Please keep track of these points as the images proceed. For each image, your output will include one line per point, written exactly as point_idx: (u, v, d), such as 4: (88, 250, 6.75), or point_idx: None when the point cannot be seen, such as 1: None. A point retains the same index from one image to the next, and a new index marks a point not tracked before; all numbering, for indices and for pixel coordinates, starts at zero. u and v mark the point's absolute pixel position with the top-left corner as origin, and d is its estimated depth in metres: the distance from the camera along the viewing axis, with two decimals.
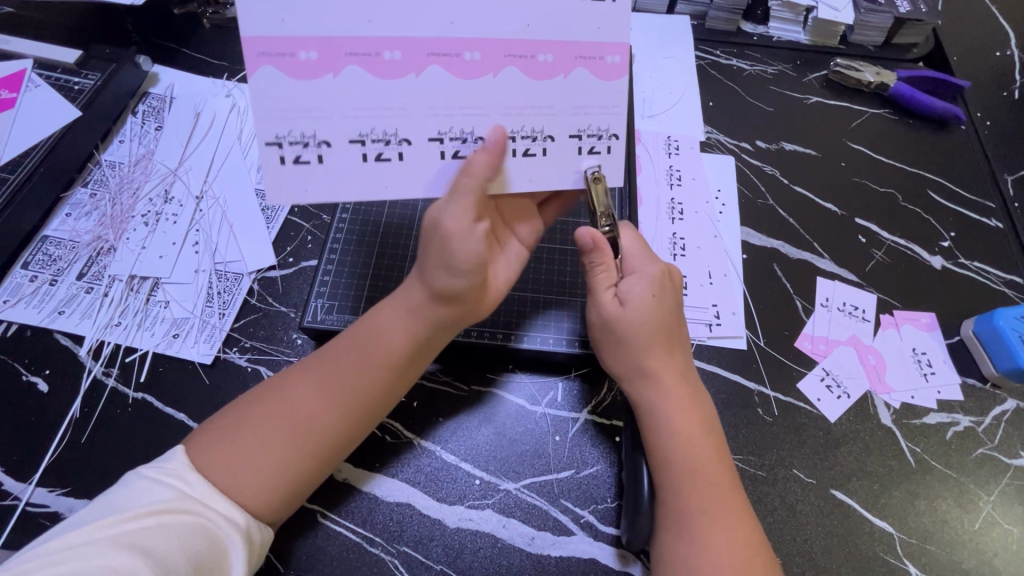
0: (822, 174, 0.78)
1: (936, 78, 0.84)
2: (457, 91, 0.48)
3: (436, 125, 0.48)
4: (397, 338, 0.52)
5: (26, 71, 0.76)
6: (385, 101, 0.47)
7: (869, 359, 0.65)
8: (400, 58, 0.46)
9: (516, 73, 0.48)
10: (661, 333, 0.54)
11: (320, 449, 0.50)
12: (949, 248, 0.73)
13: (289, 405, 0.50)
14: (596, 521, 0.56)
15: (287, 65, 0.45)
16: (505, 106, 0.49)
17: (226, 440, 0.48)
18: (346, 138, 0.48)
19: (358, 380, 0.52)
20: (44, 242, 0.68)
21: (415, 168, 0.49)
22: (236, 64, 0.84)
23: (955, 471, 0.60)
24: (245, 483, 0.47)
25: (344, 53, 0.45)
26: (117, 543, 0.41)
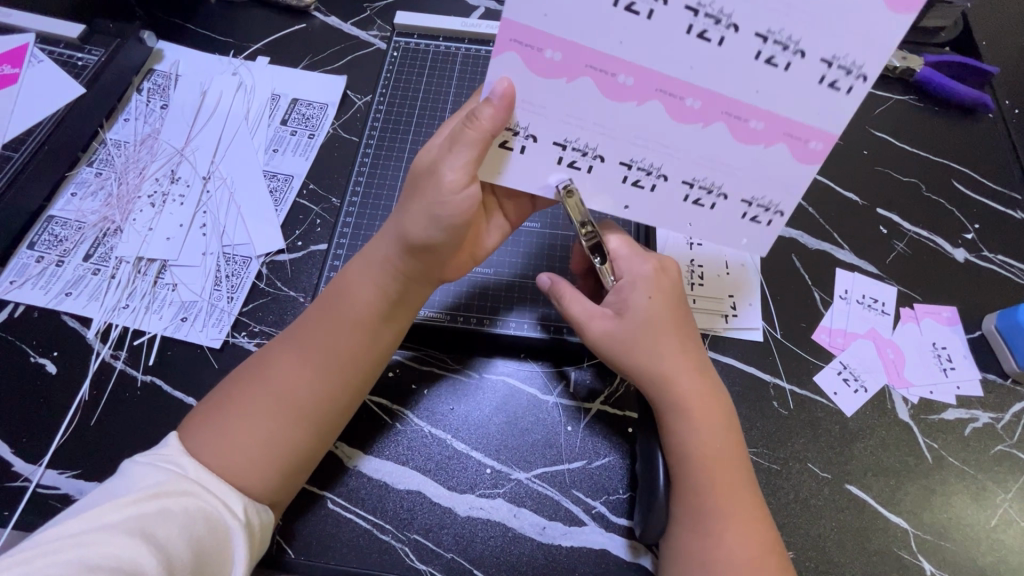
0: (843, 163, 0.76)
1: (964, 63, 0.81)
2: (665, 133, 0.46)
3: (631, 151, 0.48)
4: (370, 289, 0.52)
5: (28, 45, 0.74)
6: (597, 116, 0.46)
7: (888, 354, 0.63)
8: (632, 84, 0.44)
9: (720, 128, 0.45)
10: (667, 326, 0.53)
11: (305, 415, 0.50)
12: (972, 241, 0.71)
13: (267, 379, 0.50)
14: (608, 512, 0.55)
15: (533, 61, 0.43)
16: (692, 154, 0.47)
17: (214, 421, 0.48)
18: (551, 140, 0.47)
19: (339, 339, 0.51)
20: (50, 222, 0.67)
21: (595, 184, 0.50)
22: (242, 41, 0.81)
23: (972, 467, 0.59)
24: (236, 458, 0.47)
25: (585, 64, 0.43)
26: (117, 529, 0.41)
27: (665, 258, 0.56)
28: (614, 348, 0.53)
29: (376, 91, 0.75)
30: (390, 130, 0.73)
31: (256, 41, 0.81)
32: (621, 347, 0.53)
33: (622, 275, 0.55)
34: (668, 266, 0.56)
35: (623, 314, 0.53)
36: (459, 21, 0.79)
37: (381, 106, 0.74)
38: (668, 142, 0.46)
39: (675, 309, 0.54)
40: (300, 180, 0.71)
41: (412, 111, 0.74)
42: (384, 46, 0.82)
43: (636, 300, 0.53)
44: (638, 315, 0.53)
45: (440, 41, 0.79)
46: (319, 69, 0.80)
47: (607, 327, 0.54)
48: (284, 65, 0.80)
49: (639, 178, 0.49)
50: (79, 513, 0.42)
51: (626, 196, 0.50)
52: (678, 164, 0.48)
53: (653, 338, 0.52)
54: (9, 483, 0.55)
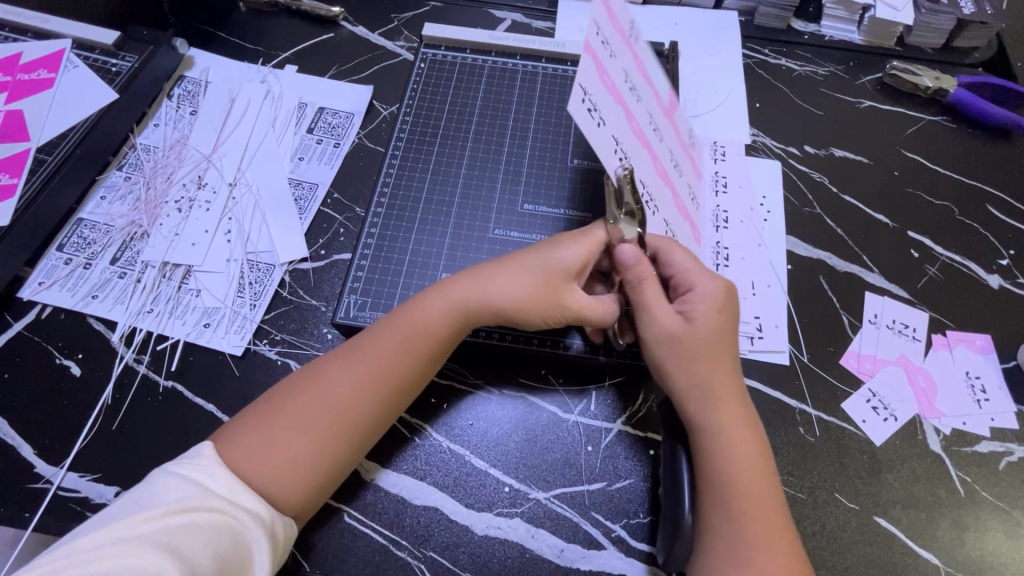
0: (874, 184, 0.74)
1: (998, 84, 0.79)
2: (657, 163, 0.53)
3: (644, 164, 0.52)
4: (437, 322, 0.55)
5: (64, 51, 0.75)
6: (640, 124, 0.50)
7: (919, 382, 0.62)
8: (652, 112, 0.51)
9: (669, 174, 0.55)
10: (722, 347, 0.53)
11: (349, 436, 0.51)
12: (1007, 267, 0.69)
13: (320, 396, 0.51)
14: (628, 536, 0.54)
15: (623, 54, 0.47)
16: (653, 169, 0.53)
17: (263, 433, 0.49)
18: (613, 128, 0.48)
19: (396, 363, 0.53)
20: (80, 224, 0.68)
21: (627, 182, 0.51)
22: (271, 49, 0.82)
23: (1006, 503, 0.57)
24: (280, 473, 0.48)
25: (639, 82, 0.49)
26: (146, 541, 0.41)
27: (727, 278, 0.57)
28: (673, 351, 0.53)
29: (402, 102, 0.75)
30: (415, 141, 0.73)
31: (285, 50, 0.82)
32: (684, 356, 0.53)
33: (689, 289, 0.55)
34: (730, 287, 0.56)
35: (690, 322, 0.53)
36: (487, 34, 0.80)
37: (406, 117, 0.74)
38: (645, 153, 0.51)
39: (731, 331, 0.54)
40: (325, 189, 0.71)
41: (438, 123, 0.74)
42: (411, 57, 0.82)
43: (702, 316, 0.53)
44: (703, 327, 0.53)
45: (466, 53, 0.79)
46: (346, 79, 0.80)
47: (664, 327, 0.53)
48: (311, 74, 0.81)
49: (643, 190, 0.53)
50: (107, 523, 0.42)
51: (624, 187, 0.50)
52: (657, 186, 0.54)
53: (715, 353, 0.53)
54: (31, 485, 0.55)
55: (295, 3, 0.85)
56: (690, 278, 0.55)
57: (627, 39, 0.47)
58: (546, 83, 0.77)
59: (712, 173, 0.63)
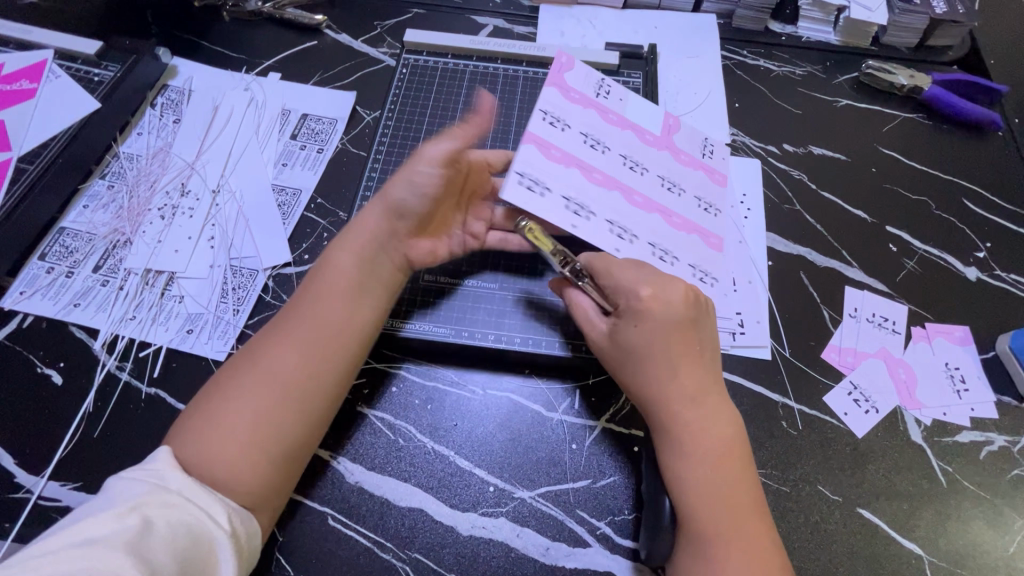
0: (852, 180, 0.76)
1: (971, 81, 0.81)
2: (630, 213, 0.62)
3: (614, 215, 0.61)
4: (355, 271, 0.56)
5: (46, 61, 0.75)
6: (591, 191, 0.61)
7: (899, 374, 0.62)
8: (602, 178, 0.62)
9: (659, 219, 0.64)
10: (667, 352, 0.52)
11: (299, 402, 0.51)
12: (984, 259, 0.70)
13: (265, 367, 0.51)
14: (612, 533, 0.54)
15: (545, 150, 0.61)
16: (615, 209, 0.61)
17: (209, 416, 0.49)
18: (562, 195, 0.59)
19: (327, 316, 0.54)
20: (62, 233, 0.68)
21: (602, 231, 0.59)
22: (255, 57, 0.83)
23: (988, 492, 0.57)
24: (230, 448, 0.48)
25: (576, 163, 0.62)
26: (108, 543, 0.40)
27: (674, 288, 0.54)
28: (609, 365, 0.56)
29: (384, 107, 0.76)
30: (399, 146, 0.73)
31: (267, 58, 0.83)
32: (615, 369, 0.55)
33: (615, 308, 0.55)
34: (674, 295, 0.53)
35: (613, 339, 0.55)
36: (468, 39, 0.81)
37: (389, 122, 0.75)
38: (599, 198, 0.61)
39: (676, 335, 0.53)
40: (308, 194, 0.71)
41: (420, 127, 0.75)
42: (393, 63, 0.83)
43: (626, 333, 0.54)
44: (629, 344, 0.53)
45: (449, 59, 0.80)
46: (329, 85, 0.81)
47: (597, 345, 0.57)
48: (294, 81, 0.81)
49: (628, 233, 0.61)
50: (69, 526, 0.41)
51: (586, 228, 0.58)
52: (644, 230, 0.62)
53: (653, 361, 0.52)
54: (11, 495, 0.55)
55: (278, 13, 0.86)
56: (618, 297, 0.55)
57: (551, 127, 0.63)
58: (527, 87, 0.78)
59: (714, 183, 0.69)
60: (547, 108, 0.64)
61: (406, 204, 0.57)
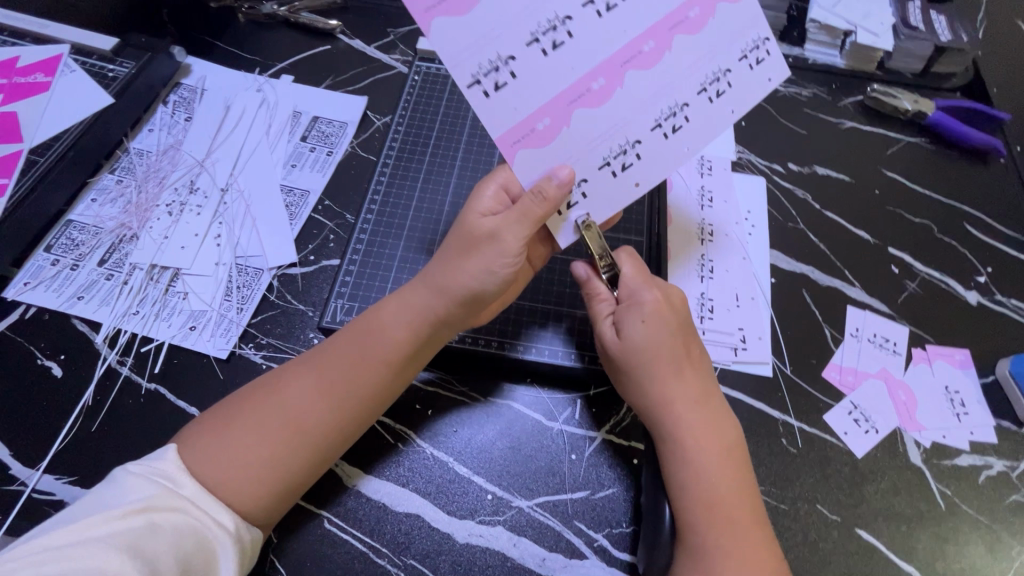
0: (855, 201, 0.76)
1: (975, 108, 0.82)
2: (650, 92, 0.49)
3: (651, 113, 0.50)
4: (402, 338, 0.53)
5: (62, 55, 0.76)
6: (607, 116, 0.50)
7: (899, 395, 0.62)
8: (604, 83, 0.49)
9: (679, 38, 0.48)
10: (665, 360, 0.53)
11: (310, 445, 0.50)
12: (985, 284, 0.71)
13: (280, 400, 0.50)
14: (610, 546, 0.54)
15: (531, 138, 0.50)
16: (627, 104, 0.49)
17: (214, 440, 0.48)
18: (595, 167, 0.51)
19: (363, 370, 0.52)
20: (69, 226, 0.68)
21: (655, 160, 0.51)
22: (269, 59, 0.84)
23: (986, 516, 0.57)
24: (229, 479, 0.47)
25: (565, 103, 0.49)
26: (108, 542, 0.41)
27: (672, 289, 0.56)
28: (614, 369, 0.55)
29: (395, 112, 0.77)
30: (408, 151, 0.74)
31: (281, 61, 0.84)
32: (622, 372, 0.54)
33: (623, 303, 0.55)
34: (676, 298, 0.56)
35: (622, 337, 0.54)
36: None
37: (400, 127, 0.76)
38: (613, 110, 0.49)
39: (677, 339, 0.54)
40: (316, 196, 0.72)
41: (430, 134, 0.75)
42: (405, 69, 0.84)
43: (630, 324, 0.53)
44: (635, 338, 0.53)
45: None
46: (342, 90, 0.82)
47: (606, 341, 0.55)
48: (307, 84, 0.82)
49: (676, 123, 0.50)
50: (67, 523, 0.42)
51: (647, 169, 0.52)
52: (682, 91, 0.49)
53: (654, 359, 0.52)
54: (5, 486, 0.54)
55: (293, 16, 0.87)
56: (625, 291, 0.55)
57: (489, 83, 0.47)
58: None
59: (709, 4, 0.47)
60: (473, 66, 0.47)
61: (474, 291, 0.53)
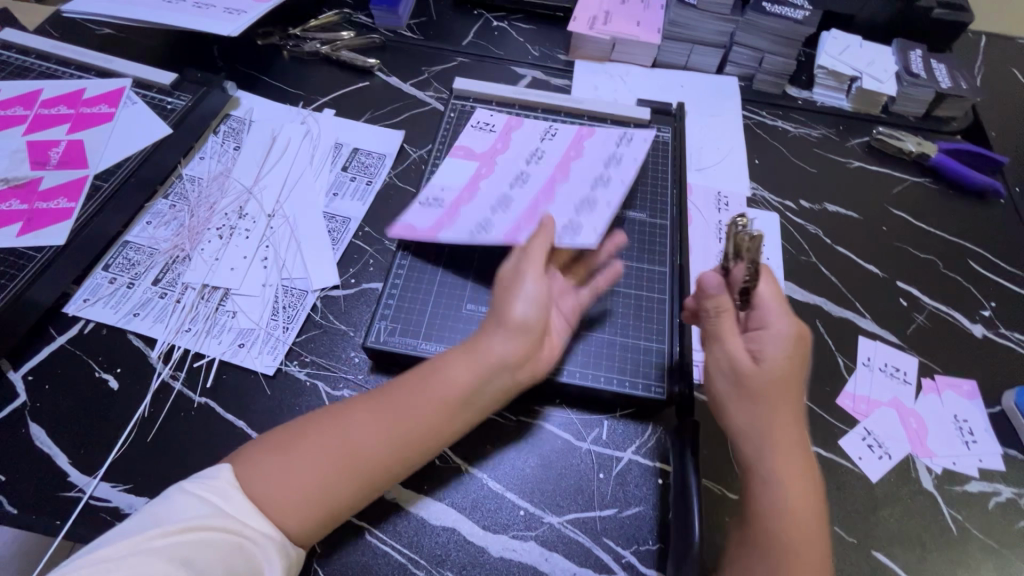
0: (864, 237, 0.81)
1: (975, 151, 0.87)
2: (569, 155, 0.77)
3: (598, 164, 0.75)
4: (464, 387, 0.55)
5: (124, 88, 0.82)
6: (567, 180, 0.74)
7: (911, 423, 0.66)
8: (549, 172, 0.75)
9: (538, 133, 0.80)
10: (791, 390, 0.54)
11: (359, 480, 0.52)
12: (989, 318, 0.75)
13: (339, 436, 0.53)
14: (637, 563, 0.56)
15: (528, 222, 0.68)
16: (580, 167, 0.75)
17: (274, 465, 0.51)
18: (584, 210, 0.70)
19: (418, 413, 0.54)
20: (125, 247, 0.73)
21: (619, 182, 0.73)
22: (312, 93, 0.90)
23: (996, 542, 0.60)
24: (282, 503, 0.49)
25: (540, 198, 0.72)
26: (154, 556, 0.43)
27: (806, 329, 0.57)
28: (737, 389, 0.54)
29: (435, 143, 0.82)
30: (443, 182, 0.79)
31: (324, 95, 0.90)
32: (746, 395, 0.54)
33: (760, 326, 0.56)
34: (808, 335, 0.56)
35: (758, 360, 0.54)
36: (511, 88, 0.87)
37: (436, 159, 0.81)
38: (575, 172, 0.75)
39: (799, 376, 0.55)
40: (357, 222, 0.76)
41: None
42: (439, 105, 0.90)
43: (767, 348, 0.54)
44: (769, 363, 0.54)
45: (492, 104, 0.87)
46: (380, 123, 0.88)
47: (735, 359, 0.55)
48: (347, 117, 0.88)
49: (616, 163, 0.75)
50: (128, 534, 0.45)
51: (616, 186, 0.73)
52: (576, 146, 0.78)
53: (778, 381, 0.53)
54: (65, 493, 0.57)
55: (335, 54, 0.93)
56: (765, 317, 0.56)
57: (477, 225, 0.68)
58: None
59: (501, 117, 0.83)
60: (468, 232, 0.68)
61: (525, 320, 0.57)
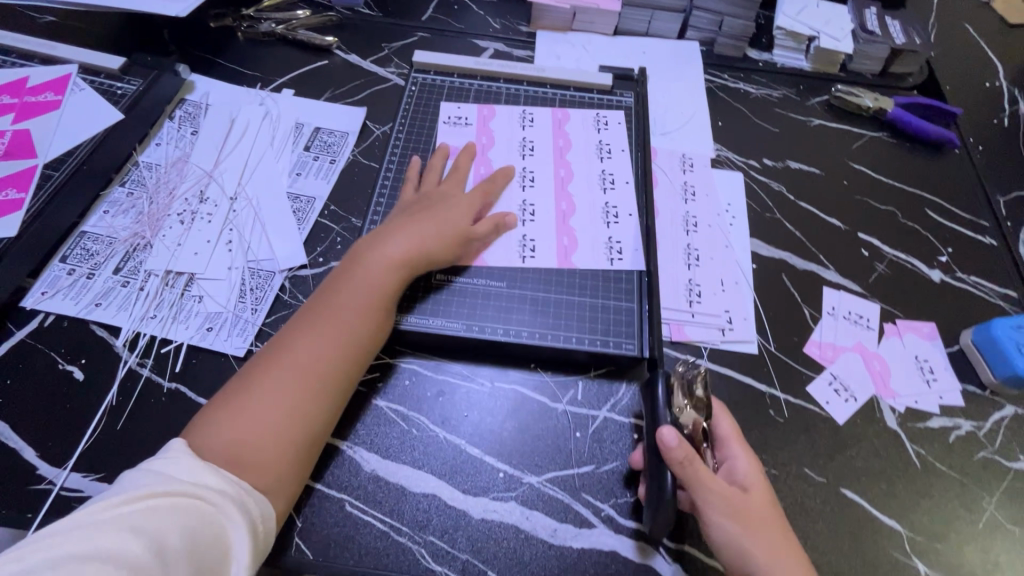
0: (826, 192, 0.82)
1: (929, 104, 0.89)
2: (558, 154, 0.79)
3: (596, 154, 0.79)
4: (383, 281, 0.61)
5: (70, 75, 0.79)
6: (574, 179, 0.77)
7: (875, 366, 0.68)
8: (557, 176, 0.77)
9: (512, 128, 0.81)
10: (772, 502, 0.55)
11: (321, 385, 0.55)
12: (946, 263, 0.77)
13: (287, 358, 0.56)
14: (616, 515, 0.57)
15: (571, 229, 0.73)
16: (581, 160, 0.79)
17: (230, 409, 0.53)
18: (609, 205, 0.75)
19: (346, 310, 0.59)
20: (82, 237, 0.71)
21: (623, 169, 0.78)
22: (269, 75, 0.88)
23: (957, 473, 0.62)
24: (251, 434, 0.52)
25: (563, 201, 0.75)
26: (108, 524, 0.41)
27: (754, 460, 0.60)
28: (735, 520, 0.52)
29: (396, 120, 0.81)
30: (408, 157, 0.78)
31: (282, 75, 0.88)
32: (740, 516, 0.53)
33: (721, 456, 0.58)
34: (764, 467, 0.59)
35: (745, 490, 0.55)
36: (473, 60, 0.87)
37: (399, 135, 0.80)
38: (581, 169, 0.78)
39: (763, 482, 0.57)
40: (322, 201, 0.75)
41: (429, 140, 0.80)
42: (401, 82, 0.89)
43: (743, 468, 0.56)
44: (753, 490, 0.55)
45: (455, 78, 0.86)
46: (340, 102, 0.86)
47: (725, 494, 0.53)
48: (307, 97, 0.86)
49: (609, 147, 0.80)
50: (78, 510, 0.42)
51: (621, 176, 0.77)
52: (558, 139, 0.81)
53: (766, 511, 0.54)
54: (34, 486, 0.56)
55: (291, 34, 0.91)
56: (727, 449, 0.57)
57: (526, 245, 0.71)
58: (527, 103, 0.84)
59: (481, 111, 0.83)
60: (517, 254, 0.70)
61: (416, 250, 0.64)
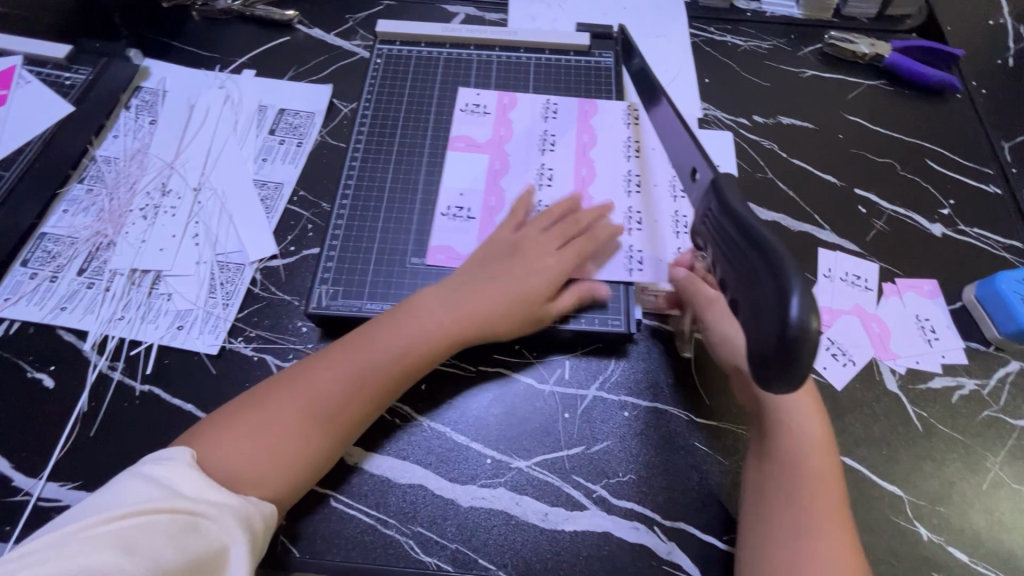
0: (820, 147, 0.78)
1: (927, 47, 0.84)
2: (571, 149, 0.73)
3: (620, 151, 0.73)
4: (430, 335, 0.57)
5: (16, 67, 0.75)
6: (595, 179, 0.71)
7: (873, 327, 0.65)
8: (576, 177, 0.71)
9: (523, 119, 0.75)
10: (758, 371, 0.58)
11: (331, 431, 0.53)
12: (949, 216, 0.73)
13: (304, 392, 0.53)
14: (608, 495, 0.56)
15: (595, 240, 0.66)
16: (605, 157, 0.73)
17: (236, 429, 0.51)
18: (627, 207, 0.69)
19: (379, 356, 0.55)
20: (43, 239, 0.68)
21: (646, 166, 0.72)
22: (228, 55, 0.83)
23: (961, 433, 0.60)
24: (250, 461, 0.49)
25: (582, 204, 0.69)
26: (91, 543, 0.40)
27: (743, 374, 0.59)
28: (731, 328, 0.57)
29: (362, 97, 0.77)
30: (377, 135, 0.74)
31: (241, 55, 0.83)
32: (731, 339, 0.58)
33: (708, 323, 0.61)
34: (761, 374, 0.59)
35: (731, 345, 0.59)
36: (441, 27, 0.81)
37: (367, 112, 0.76)
38: (603, 168, 0.72)
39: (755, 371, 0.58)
40: (290, 187, 0.72)
41: (398, 115, 0.75)
42: (367, 55, 0.84)
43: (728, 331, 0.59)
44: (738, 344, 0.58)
45: (422, 47, 0.81)
46: (304, 80, 0.81)
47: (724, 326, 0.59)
48: (269, 77, 0.81)
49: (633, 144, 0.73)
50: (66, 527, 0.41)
51: (648, 176, 0.71)
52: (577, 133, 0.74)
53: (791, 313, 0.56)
54: (10, 498, 0.55)
55: (248, 10, 0.85)
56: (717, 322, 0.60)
57: None
58: (501, 70, 0.79)
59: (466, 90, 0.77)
60: None
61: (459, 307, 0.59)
